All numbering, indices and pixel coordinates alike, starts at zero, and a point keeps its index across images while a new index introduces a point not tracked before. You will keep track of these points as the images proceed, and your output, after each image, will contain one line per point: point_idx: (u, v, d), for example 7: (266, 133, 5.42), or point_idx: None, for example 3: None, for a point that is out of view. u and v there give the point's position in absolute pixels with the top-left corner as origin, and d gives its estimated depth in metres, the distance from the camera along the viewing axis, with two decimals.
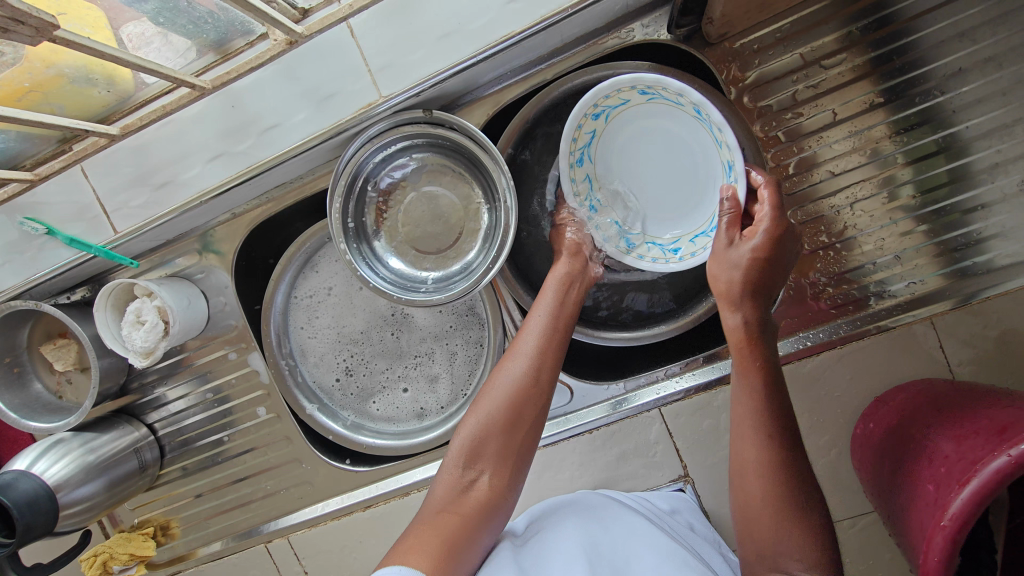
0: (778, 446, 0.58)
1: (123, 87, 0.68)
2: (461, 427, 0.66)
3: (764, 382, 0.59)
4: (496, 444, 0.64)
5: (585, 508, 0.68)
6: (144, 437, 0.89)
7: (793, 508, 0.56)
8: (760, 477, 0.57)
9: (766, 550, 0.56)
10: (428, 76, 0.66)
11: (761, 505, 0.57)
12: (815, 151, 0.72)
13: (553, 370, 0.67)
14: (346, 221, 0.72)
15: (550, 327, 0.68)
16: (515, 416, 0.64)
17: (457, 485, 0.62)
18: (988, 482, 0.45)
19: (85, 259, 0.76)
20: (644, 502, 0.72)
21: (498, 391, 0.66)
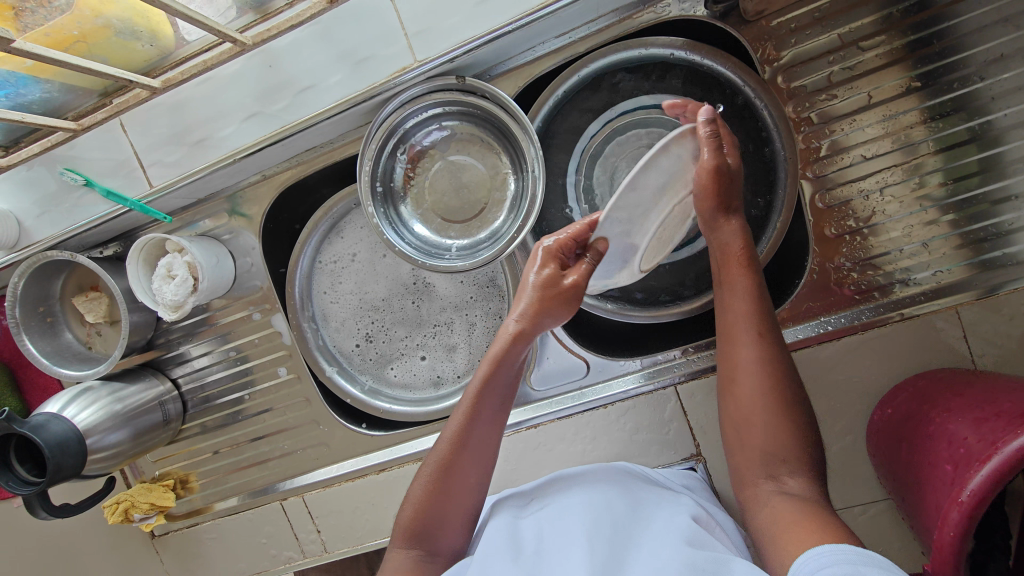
0: (772, 343, 0.62)
1: (165, 42, 0.69)
2: (405, 503, 0.66)
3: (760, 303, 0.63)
4: (434, 525, 0.64)
5: (592, 478, 0.69)
6: (169, 392, 0.92)
7: (789, 412, 0.60)
8: (751, 381, 0.61)
9: (756, 454, 0.60)
10: (463, 43, 0.66)
11: (754, 405, 0.61)
12: (846, 134, 0.71)
13: (484, 443, 0.66)
14: (374, 184, 0.74)
15: (475, 405, 0.66)
16: (444, 500, 0.64)
17: (402, 563, 0.63)
18: (1009, 459, 0.45)
19: (120, 213, 0.78)
20: (658, 477, 0.72)
21: (426, 477, 0.66)
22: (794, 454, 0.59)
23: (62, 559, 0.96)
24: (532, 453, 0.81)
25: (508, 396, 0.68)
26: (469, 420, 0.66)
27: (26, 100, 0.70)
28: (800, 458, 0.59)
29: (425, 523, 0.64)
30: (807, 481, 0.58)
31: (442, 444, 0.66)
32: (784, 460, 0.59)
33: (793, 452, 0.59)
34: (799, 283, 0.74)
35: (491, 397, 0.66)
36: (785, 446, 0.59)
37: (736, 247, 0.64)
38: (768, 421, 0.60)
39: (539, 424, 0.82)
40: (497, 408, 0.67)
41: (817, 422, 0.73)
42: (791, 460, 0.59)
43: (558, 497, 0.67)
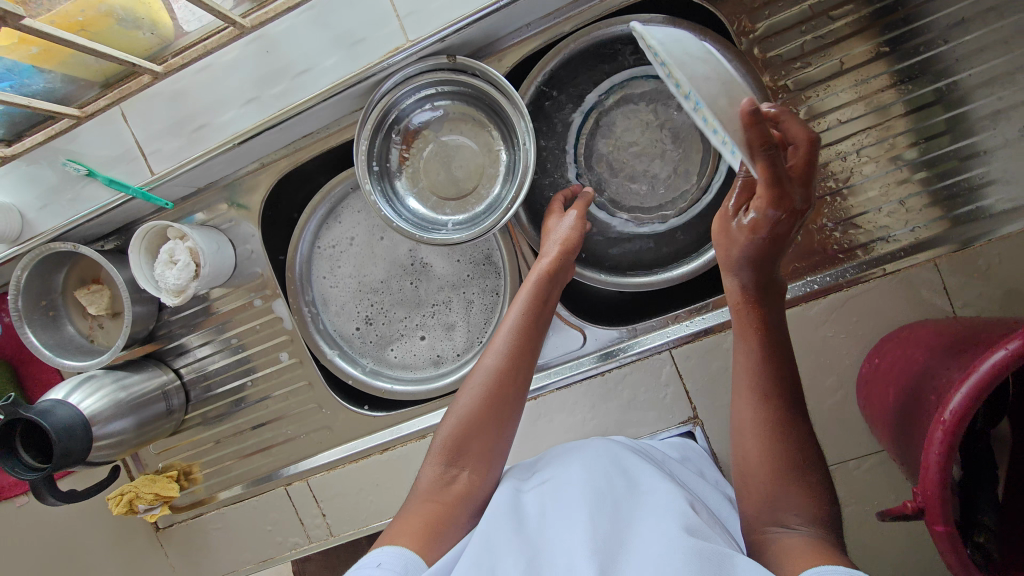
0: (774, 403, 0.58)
1: (164, 31, 0.72)
2: (442, 427, 0.68)
3: (765, 366, 0.59)
4: (475, 441, 0.65)
5: (587, 452, 0.69)
6: (172, 381, 0.94)
7: (802, 468, 0.56)
8: (754, 445, 0.58)
9: (762, 505, 0.56)
10: (453, 21, 0.69)
11: (760, 469, 0.57)
12: (821, 100, 0.74)
13: (524, 365, 0.69)
14: (371, 163, 0.76)
15: (519, 326, 0.71)
16: (483, 417, 0.66)
17: (436, 481, 0.63)
18: (987, 374, 0.46)
19: (122, 201, 0.79)
20: (653, 451, 0.73)
21: (474, 390, 0.68)
22: (802, 507, 0.54)
23: (65, 555, 0.96)
24: (534, 423, 0.83)
25: (548, 318, 0.73)
26: (519, 332, 0.70)
27: (30, 91, 0.72)
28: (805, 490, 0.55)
29: (462, 438, 0.65)
30: (821, 526, 0.53)
31: (493, 355, 0.69)
32: (794, 511, 0.54)
33: (799, 499, 0.55)
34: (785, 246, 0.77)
35: (540, 312, 0.72)
36: (794, 494, 0.55)
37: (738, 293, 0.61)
38: (772, 492, 0.55)
39: (539, 395, 0.83)
40: (542, 328, 0.72)
41: (809, 377, 0.76)
42: (799, 509, 0.54)
43: (555, 470, 0.67)
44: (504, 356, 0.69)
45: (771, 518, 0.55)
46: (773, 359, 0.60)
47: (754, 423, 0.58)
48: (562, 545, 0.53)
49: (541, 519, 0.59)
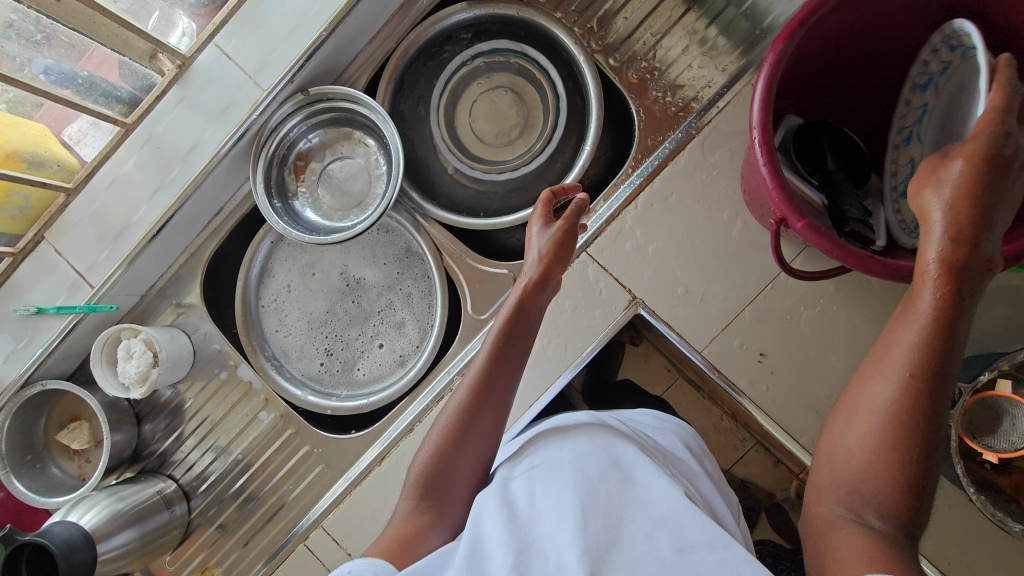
0: (935, 330, 0.47)
1: (69, 163, 0.84)
2: (419, 458, 0.67)
3: (941, 339, 0.47)
4: (452, 473, 0.65)
5: (578, 436, 0.67)
6: (170, 487, 0.95)
7: (903, 463, 0.47)
8: (873, 423, 0.49)
9: (841, 478, 0.50)
10: (293, 62, 0.83)
11: (861, 454, 0.49)
12: (606, 8, 0.89)
13: (501, 391, 0.69)
14: (273, 202, 0.87)
15: (498, 351, 0.71)
16: (457, 442, 0.66)
17: (408, 516, 0.62)
18: (765, 87, 0.55)
19: (74, 322, 0.87)
20: (639, 432, 0.75)
21: (447, 421, 0.67)
22: (888, 501, 0.47)
23: None
24: None
25: (524, 343, 0.73)
26: (490, 359, 0.70)
27: None
28: (907, 464, 0.47)
29: (438, 469, 0.64)
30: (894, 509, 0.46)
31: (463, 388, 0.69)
32: (870, 496, 0.47)
33: (888, 455, 0.47)
34: (636, 128, 0.89)
35: (516, 336, 0.72)
36: (878, 486, 0.47)
37: (927, 259, 0.48)
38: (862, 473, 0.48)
39: None
40: (519, 351, 0.72)
41: (705, 217, 0.84)
42: (876, 487, 0.47)
43: (544, 455, 0.65)
44: (475, 385, 0.69)
45: (840, 488, 0.49)
46: (945, 353, 0.47)
47: (878, 407, 0.48)
48: (551, 533, 0.52)
49: (532, 503, 0.57)
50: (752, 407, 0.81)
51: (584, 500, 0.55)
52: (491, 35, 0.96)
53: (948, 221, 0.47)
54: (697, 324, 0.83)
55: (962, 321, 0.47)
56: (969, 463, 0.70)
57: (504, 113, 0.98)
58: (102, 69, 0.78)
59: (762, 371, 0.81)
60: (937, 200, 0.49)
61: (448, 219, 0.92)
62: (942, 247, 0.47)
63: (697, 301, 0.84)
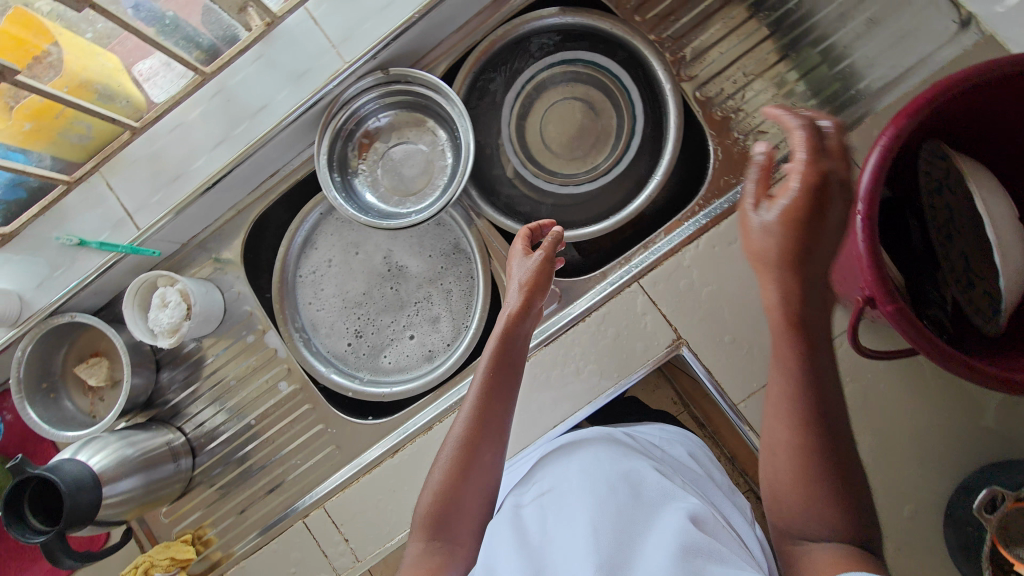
0: (812, 364, 0.53)
1: (137, 100, 0.83)
2: (423, 496, 0.68)
3: (808, 369, 0.53)
4: (456, 512, 0.66)
5: (587, 452, 0.70)
6: (178, 439, 0.94)
7: (826, 479, 0.53)
8: (790, 455, 0.55)
9: (789, 505, 0.55)
10: (379, 39, 0.81)
11: (794, 495, 0.54)
12: (701, 40, 0.86)
13: (494, 424, 0.69)
14: (333, 176, 0.85)
15: (486, 383, 0.70)
16: (459, 483, 0.66)
17: (420, 556, 0.63)
18: (878, 166, 0.53)
19: (114, 260, 0.86)
20: (647, 445, 0.77)
21: (445, 464, 0.67)
22: (838, 525, 0.52)
23: None
24: (530, 385, 0.86)
25: (513, 378, 0.72)
26: (483, 394, 0.70)
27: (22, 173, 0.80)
28: (832, 490, 0.53)
29: (443, 510, 0.65)
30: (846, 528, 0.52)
31: (458, 425, 0.69)
32: (825, 528, 0.53)
33: (820, 483, 0.53)
34: (710, 165, 0.86)
35: (504, 372, 0.71)
36: (821, 515, 0.53)
37: (777, 308, 0.53)
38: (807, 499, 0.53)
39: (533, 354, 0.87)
40: (511, 386, 0.72)
41: None
42: (827, 522, 0.52)
43: (556, 476, 0.68)
44: (470, 421, 0.69)
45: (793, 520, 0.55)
46: (817, 368, 0.54)
47: (796, 456, 0.54)
48: (564, 556, 0.54)
49: (547, 529, 0.60)
50: None
51: (597, 516, 0.57)
52: (579, 44, 0.93)
53: (781, 283, 0.52)
54: (738, 376, 0.82)
55: (825, 359, 0.54)
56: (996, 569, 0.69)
57: (576, 125, 0.95)
58: (189, 12, 0.76)
59: None
60: (759, 234, 0.52)
61: (502, 224, 0.91)
62: (776, 308, 0.53)
63: (742, 353, 0.82)
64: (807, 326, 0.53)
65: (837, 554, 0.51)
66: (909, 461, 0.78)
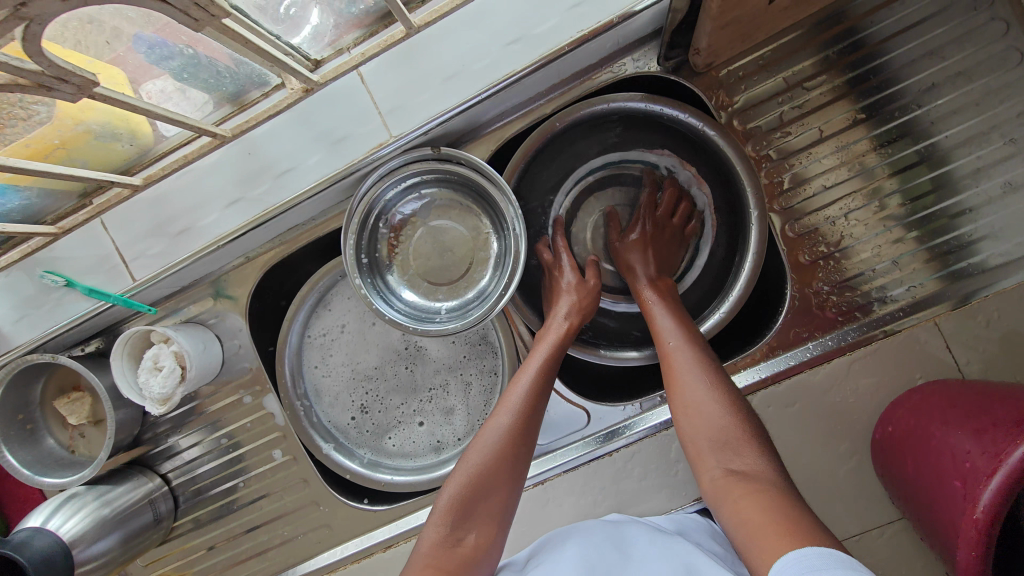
0: (689, 348, 0.67)
1: (144, 140, 0.70)
2: (446, 488, 0.66)
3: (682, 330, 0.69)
4: (482, 502, 0.64)
5: (584, 535, 0.67)
6: (159, 489, 0.89)
7: (740, 435, 0.58)
8: (695, 407, 0.62)
9: (707, 454, 0.59)
10: (435, 116, 0.69)
11: (706, 446, 0.60)
12: (805, 167, 0.75)
13: (537, 420, 0.69)
14: (360, 257, 0.74)
15: (539, 378, 0.70)
16: (495, 471, 0.65)
17: (441, 544, 0.61)
18: (1015, 471, 0.45)
19: (103, 309, 0.77)
20: (649, 524, 0.72)
21: (486, 448, 0.66)
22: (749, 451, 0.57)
23: None
24: (540, 511, 0.80)
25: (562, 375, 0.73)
26: (535, 388, 0.69)
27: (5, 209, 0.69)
28: (749, 441, 0.58)
29: (470, 496, 0.64)
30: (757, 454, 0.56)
31: (507, 412, 0.67)
32: (740, 455, 0.57)
33: (734, 431, 0.59)
34: (782, 312, 0.76)
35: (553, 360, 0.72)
36: (731, 432, 0.58)
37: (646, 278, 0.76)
38: (721, 446, 0.58)
39: (547, 481, 0.80)
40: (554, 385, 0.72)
41: (823, 444, 0.74)
42: (735, 443, 0.58)
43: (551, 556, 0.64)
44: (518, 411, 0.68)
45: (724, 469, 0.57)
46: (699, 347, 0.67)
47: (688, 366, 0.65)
48: None
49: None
50: None
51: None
52: (661, 143, 0.81)
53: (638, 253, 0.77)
54: None
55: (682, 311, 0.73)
56: None
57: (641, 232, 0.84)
58: (211, 52, 0.63)
59: None
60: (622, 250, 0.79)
61: None
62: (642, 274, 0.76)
63: None
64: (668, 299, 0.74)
65: (770, 501, 0.51)
66: None
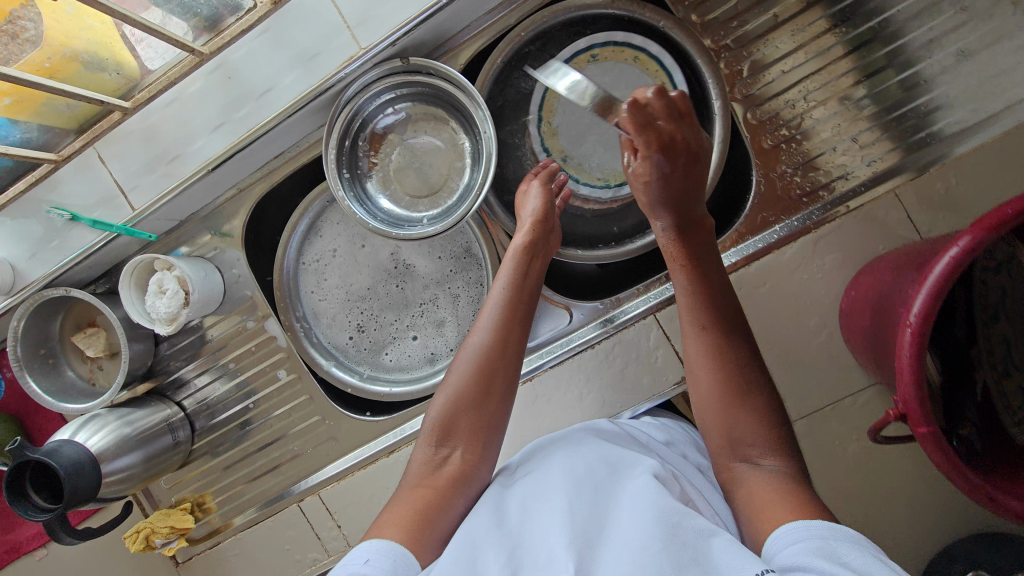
0: (718, 334, 0.66)
1: (130, 70, 0.75)
2: (431, 409, 0.70)
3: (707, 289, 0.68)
4: (466, 420, 0.68)
5: (573, 442, 0.68)
6: (176, 414, 0.95)
7: (763, 429, 0.61)
8: (708, 389, 0.65)
9: (726, 442, 0.62)
10: (400, 25, 0.72)
11: (720, 434, 0.63)
12: (763, 53, 0.77)
13: (512, 346, 0.72)
14: (341, 171, 0.78)
15: (509, 305, 0.74)
16: (476, 393, 0.69)
17: (428, 464, 0.66)
18: (940, 279, 0.48)
19: (108, 239, 0.82)
20: (636, 431, 0.73)
21: (463, 370, 0.70)
22: (764, 444, 0.61)
23: None
24: (530, 406, 0.84)
25: (532, 292, 0.76)
26: (505, 312, 0.74)
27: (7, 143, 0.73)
28: (767, 438, 0.61)
29: (453, 418, 0.68)
30: (781, 456, 0.60)
31: (478, 336, 0.72)
32: (758, 447, 0.61)
33: (759, 434, 0.61)
34: (749, 199, 0.79)
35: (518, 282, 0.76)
36: (751, 429, 0.61)
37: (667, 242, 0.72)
38: (733, 433, 0.62)
39: (533, 376, 0.85)
40: (527, 312, 0.76)
41: (793, 319, 0.77)
42: (756, 443, 0.61)
43: (539, 462, 0.67)
44: (490, 334, 0.72)
45: (740, 455, 0.61)
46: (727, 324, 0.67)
47: (703, 355, 0.66)
48: (543, 534, 0.52)
49: (528, 509, 0.58)
50: None
51: (573, 500, 0.56)
52: (626, 55, 0.81)
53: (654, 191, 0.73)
54: None
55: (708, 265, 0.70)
56: None
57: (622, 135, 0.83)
58: None
59: None
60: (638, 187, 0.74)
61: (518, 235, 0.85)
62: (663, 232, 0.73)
63: None
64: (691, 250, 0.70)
65: (777, 486, 0.56)
66: (900, 522, 0.79)
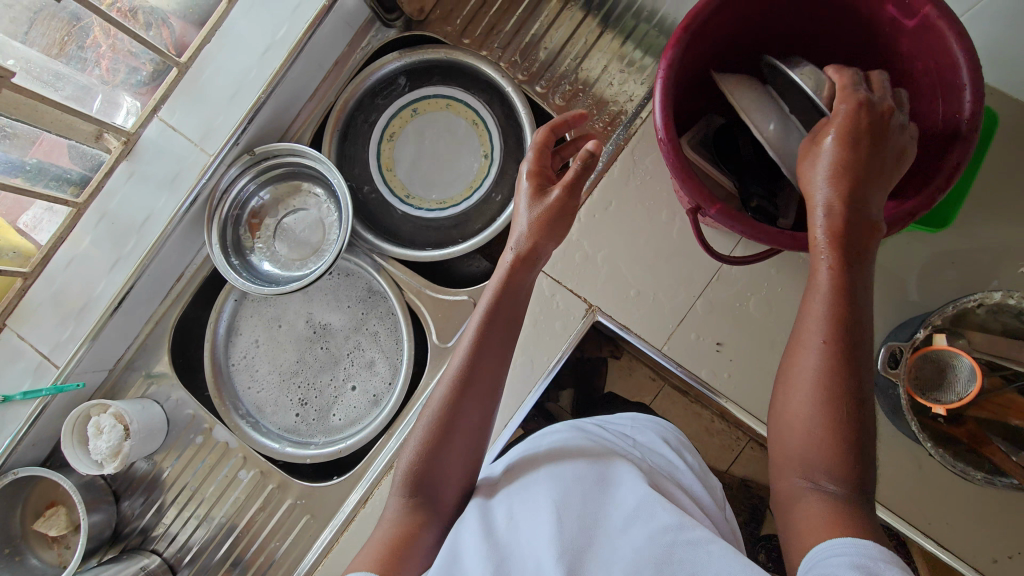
0: (843, 350, 0.51)
1: (25, 248, 0.86)
2: (402, 458, 0.63)
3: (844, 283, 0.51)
4: (441, 463, 0.61)
5: (557, 448, 0.62)
6: (154, 562, 0.92)
7: (841, 450, 0.51)
8: (811, 423, 0.52)
9: (794, 456, 0.53)
10: (235, 128, 0.87)
11: (813, 449, 0.52)
12: (528, 40, 0.98)
13: (489, 379, 0.64)
14: (230, 260, 0.90)
15: (483, 335, 0.65)
16: (452, 434, 0.62)
17: (400, 513, 0.60)
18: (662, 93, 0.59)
19: (42, 405, 0.87)
20: (609, 427, 0.70)
21: (428, 417, 0.62)
22: (842, 471, 0.50)
23: None
24: None
25: (512, 320, 0.67)
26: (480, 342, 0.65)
27: None
28: (845, 461, 0.50)
29: (427, 465, 0.61)
30: (850, 482, 0.51)
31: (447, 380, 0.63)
32: (828, 470, 0.51)
33: (836, 458, 0.51)
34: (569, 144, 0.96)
35: (504, 309, 0.66)
36: (835, 461, 0.51)
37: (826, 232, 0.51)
38: (832, 452, 0.51)
39: None
40: (506, 336, 0.67)
41: (645, 219, 0.88)
42: (834, 471, 0.51)
43: (518, 466, 0.62)
44: (464, 369, 0.64)
45: (798, 470, 0.53)
46: (854, 312, 0.52)
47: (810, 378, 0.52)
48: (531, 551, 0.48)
49: (512, 520, 0.53)
50: (720, 395, 0.83)
51: (562, 511, 0.50)
52: (441, 105, 0.99)
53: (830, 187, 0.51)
54: (652, 322, 0.86)
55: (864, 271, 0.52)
56: (922, 418, 0.74)
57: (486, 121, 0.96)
58: (52, 158, 0.81)
59: (722, 358, 0.84)
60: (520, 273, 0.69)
61: (400, 255, 0.95)
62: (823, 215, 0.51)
63: (649, 301, 0.87)
64: (855, 248, 0.51)
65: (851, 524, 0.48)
66: None
